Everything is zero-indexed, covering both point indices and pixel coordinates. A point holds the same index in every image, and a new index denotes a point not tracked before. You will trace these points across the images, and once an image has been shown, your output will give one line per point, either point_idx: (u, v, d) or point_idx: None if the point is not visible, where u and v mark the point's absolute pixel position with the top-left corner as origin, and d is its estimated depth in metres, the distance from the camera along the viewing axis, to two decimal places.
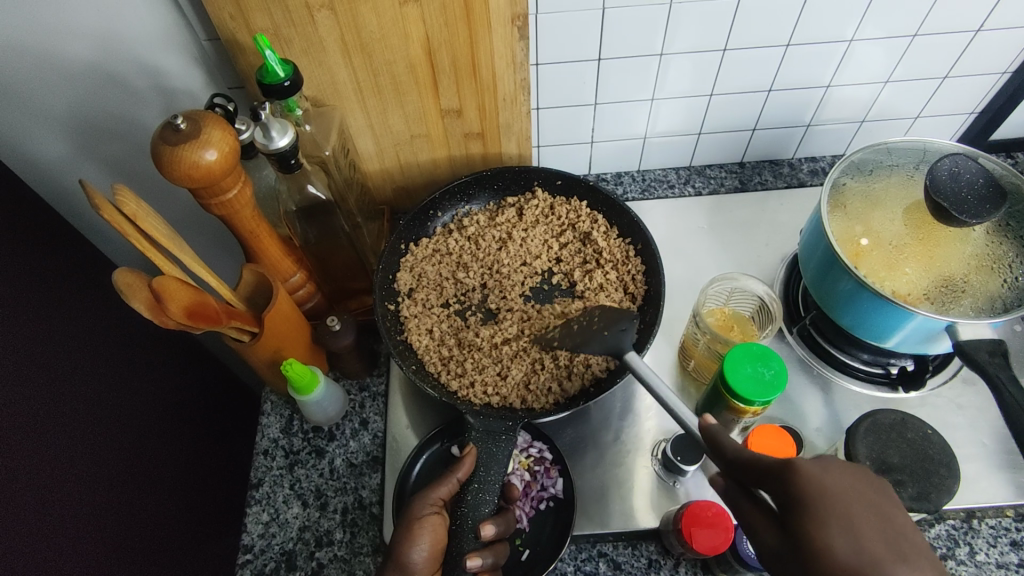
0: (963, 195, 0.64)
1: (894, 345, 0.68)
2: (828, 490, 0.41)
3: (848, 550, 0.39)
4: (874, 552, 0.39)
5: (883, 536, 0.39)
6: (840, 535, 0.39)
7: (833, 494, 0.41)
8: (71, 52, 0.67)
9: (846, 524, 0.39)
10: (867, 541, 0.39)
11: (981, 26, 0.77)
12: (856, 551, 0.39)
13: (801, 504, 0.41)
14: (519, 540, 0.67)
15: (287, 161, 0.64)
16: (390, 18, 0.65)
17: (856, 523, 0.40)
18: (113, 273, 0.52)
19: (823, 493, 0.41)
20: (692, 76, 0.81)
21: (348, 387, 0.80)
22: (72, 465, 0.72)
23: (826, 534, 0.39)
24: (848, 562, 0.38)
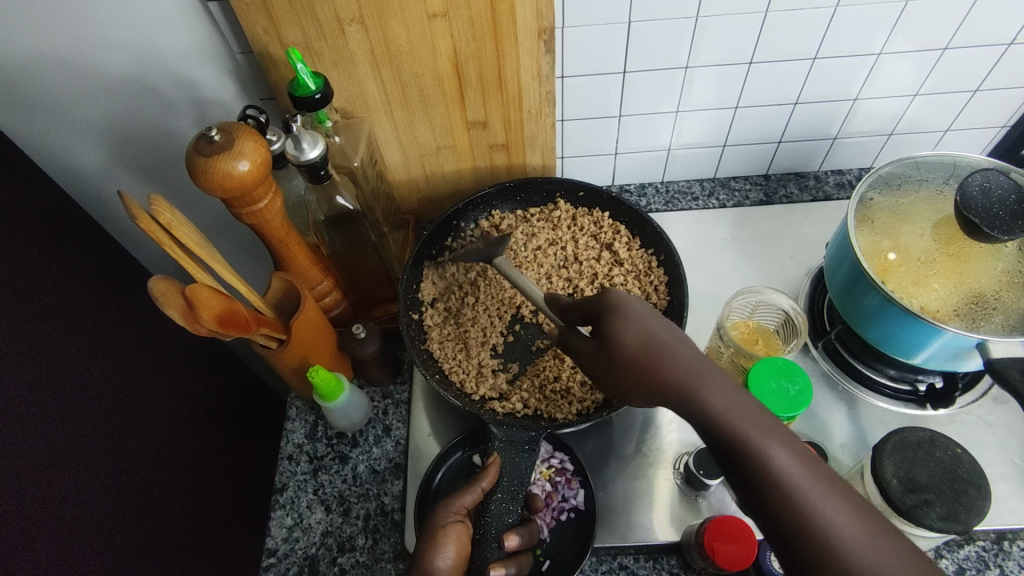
0: (994, 211, 0.63)
1: (921, 360, 0.67)
2: (626, 302, 0.50)
3: (637, 338, 0.47)
4: (659, 333, 0.47)
5: (667, 326, 0.48)
6: (634, 326, 0.48)
7: (626, 304, 0.49)
8: (110, 65, 0.69)
9: (639, 319, 0.48)
10: (656, 331, 0.47)
11: (1013, 39, 0.76)
12: (645, 333, 0.47)
13: (600, 320, 0.51)
14: (540, 551, 0.67)
15: (317, 172, 0.66)
16: (419, 32, 0.67)
17: (647, 321, 0.48)
18: (149, 280, 0.54)
19: (619, 306, 0.50)
20: (717, 89, 0.81)
21: (372, 394, 0.81)
22: (102, 466, 0.73)
23: (624, 326, 0.48)
24: (639, 346, 0.47)
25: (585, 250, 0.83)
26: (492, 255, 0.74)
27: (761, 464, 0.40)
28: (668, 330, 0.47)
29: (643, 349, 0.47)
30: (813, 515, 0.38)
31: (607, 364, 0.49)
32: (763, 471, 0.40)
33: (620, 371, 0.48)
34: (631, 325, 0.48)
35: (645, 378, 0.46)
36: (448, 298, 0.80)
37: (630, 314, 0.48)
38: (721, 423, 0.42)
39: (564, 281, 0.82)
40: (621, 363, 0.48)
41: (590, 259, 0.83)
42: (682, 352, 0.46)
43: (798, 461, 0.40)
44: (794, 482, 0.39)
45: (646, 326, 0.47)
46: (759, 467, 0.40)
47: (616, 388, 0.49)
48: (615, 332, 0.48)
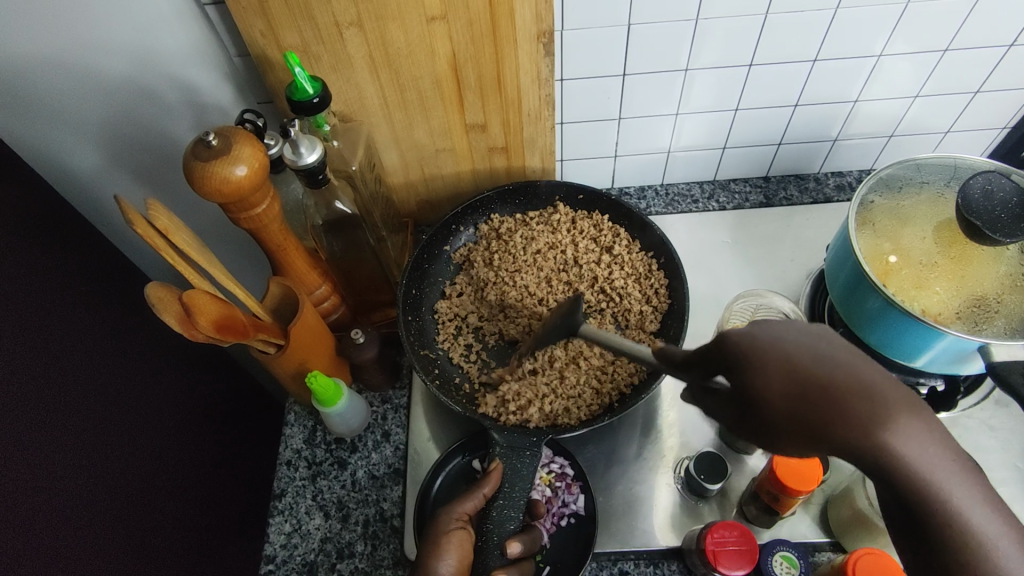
0: (996, 214, 0.63)
1: (923, 364, 0.67)
2: (752, 339, 0.34)
3: (786, 386, 0.32)
4: (819, 370, 0.32)
5: (812, 348, 0.33)
6: (776, 367, 0.32)
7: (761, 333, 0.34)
8: (107, 68, 0.69)
9: (776, 356, 0.33)
10: (809, 366, 0.32)
11: (1014, 40, 0.76)
12: (796, 374, 0.32)
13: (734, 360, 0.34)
14: (540, 557, 0.67)
15: (315, 177, 0.65)
16: (418, 35, 0.66)
17: (794, 360, 0.32)
18: (146, 287, 0.53)
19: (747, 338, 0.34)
20: (717, 91, 0.81)
21: (370, 399, 0.80)
22: (98, 471, 0.73)
23: (763, 377, 0.33)
24: (792, 396, 0.32)
25: (586, 254, 0.82)
26: (576, 328, 0.57)
27: (947, 522, 0.32)
28: (822, 359, 0.32)
29: (807, 400, 0.31)
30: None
31: (745, 423, 0.34)
32: (952, 542, 0.32)
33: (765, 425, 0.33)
34: (760, 362, 0.33)
35: (812, 438, 0.31)
36: (449, 305, 0.80)
37: (772, 348, 0.33)
38: (912, 480, 0.32)
39: (564, 284, 0.81)
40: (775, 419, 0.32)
41: (590, 262, 0.82)
42: (863, 398, 0.31)
43: (987, 510, 0.32)
44: (1019, 571, 0.31)
45: (791, 367, 0.32)
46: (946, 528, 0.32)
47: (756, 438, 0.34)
48: (755, 382, 0.33)
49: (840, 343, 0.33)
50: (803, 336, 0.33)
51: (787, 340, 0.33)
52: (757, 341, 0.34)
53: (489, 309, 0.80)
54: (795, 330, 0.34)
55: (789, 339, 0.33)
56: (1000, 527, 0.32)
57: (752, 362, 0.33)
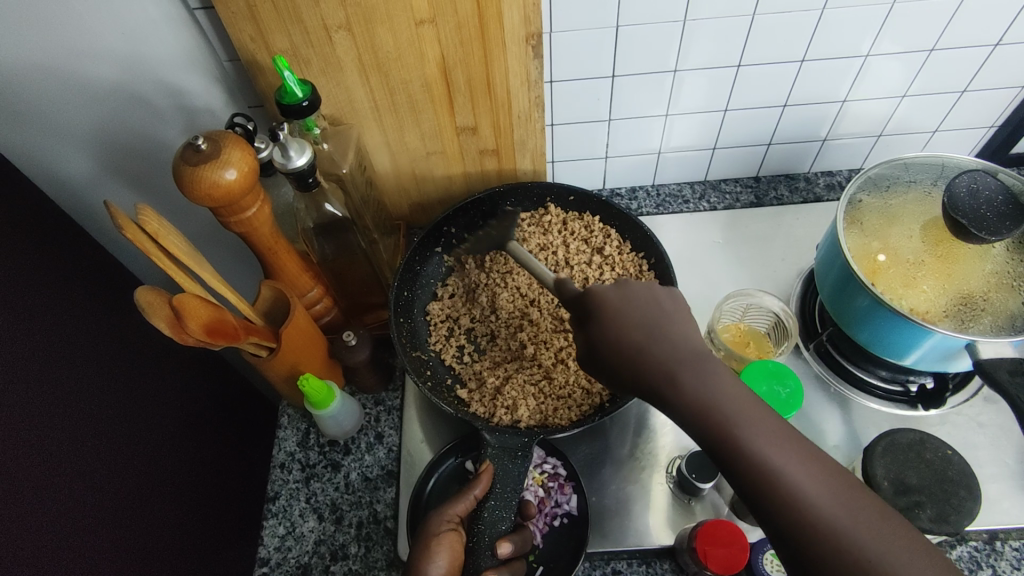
0: (981, 213, 0.63)
1: (912, 362, 0.67)
2: (605, 300, 0.53)
3: (614, 335, 0.51)
4: (634, 332, 0.51)
5: (645, 310, 0.52)
6: (613, 326, 0.52)
7: (613, 300, 0.53)
8: (97, 74, 0.69)
9: (613, 319, 0.52)
10: (631, 325, 0.51)
11: (1000, 40, 0.76)
12: (623, 332, 0.51)
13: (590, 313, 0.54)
14: (534, 557, 0.67)
15: (305, 180, 0.65)
16: (406, 38, 0.66)
17: (624, 319, 0.52)
18: (136, 291, 0.53)
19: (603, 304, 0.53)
20: (706, 92, 0.81)
21: (364, 401, 0.80)
22: (92, 477, 0.73)
23: (602, 328, 0.52)
24: (619, 342, 0.51)
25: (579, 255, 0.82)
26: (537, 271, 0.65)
27: (739, 448, 0.43)
28: (640, 314, 0.52)
29: (622, 352, 0.51)
30: (801, 496, 0.41)
31: (598, 364, 0.53)
32: (749, 466, 0.43)
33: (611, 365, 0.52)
34: (602, 318, 0.53)
35: (631, 373, 0.50)
36: (441, 307, 0.81)
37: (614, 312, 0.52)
38: (701, 409, 0.45)
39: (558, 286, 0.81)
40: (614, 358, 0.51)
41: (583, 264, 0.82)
42: (661, 344, 0.49)
43: (781, 444, 0.43)
44: (790, 480, 0.42)
45: (620, 327, 0.51)
46: (744, 457, 0.43)
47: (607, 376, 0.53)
48: (601, 332, 0.52)
49: (662, 309, 0.52)
50: (639, 302, 0.53)
51: (629, 308, 0.52)
52: (607, 305, 0.53)
53: (480, 312, 0.80)
54: (638, 295, 0.53)
55: (629, 305, 0.52)
56: (788, 452, 0.43)
57: (599, 320, 0.53)
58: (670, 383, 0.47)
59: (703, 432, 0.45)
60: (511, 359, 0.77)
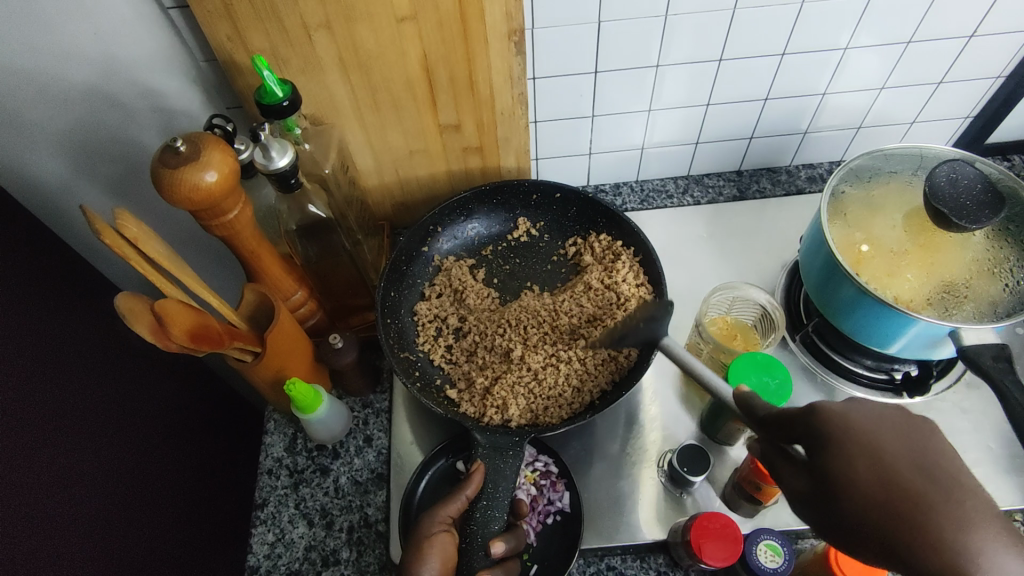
0: (961, 201, 0.64)
1: (897, 350, 0.68)
2: (849, 422, 0.35)
3: (874, 483, 0.33)
4: (907, 479, 0.33)
5: (913, 445, 0.34)
6: (865, 466, 0.34)
7: (862, 423, 0.35)
8: (70, 76, 0.67)
9: (866, 454, 0.34)
10: (900, 472, 0.33)
11: (974, 31, 0.77)
12: (888, 477, 0.33)
13: (824, 441, 0.36)
14: (527, 555, 0.67)
15: (287, 181, 0.64)
16: (388, 35, 0.66)
17: (883, 452, 0.34)
18: (115, 298, 0.52)
19: (847, 426, 0.35)
20: (688, 87, 0.82)
21: (351, 404, 0.79)
22: (73, 487, 0.71)
23: (850, 468, 0.34)
24: (879, 494, 0.33)
25: None
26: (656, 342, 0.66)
27: None
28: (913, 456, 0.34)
29: (889, 506, 0.33)
30: None
31: (827, 519, 0.35)
32: None
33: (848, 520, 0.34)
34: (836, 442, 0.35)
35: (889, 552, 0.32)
36: (429, 307, 0.80)
37: (870, 444, 0.34)
38: None
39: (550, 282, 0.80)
40: (865, 516, 0.33)
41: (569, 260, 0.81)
42: (957, 508, 0.32)
43: None
44: None
45: (884, 470, 0.33)
46: None
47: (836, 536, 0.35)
48: (844, 473, 0.34)
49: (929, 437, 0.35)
50: (903, 432, 0.35)
51: (885, 432, 0.35)
52: (853, 429, 0.35)
53: (468, 311, 0.80)
54: (886, 417, 0.36)
55: (885, 432, 0.35)
56: None
57: (838, 452, 0.35)
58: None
59: None
60: (500, 359, 0.76)
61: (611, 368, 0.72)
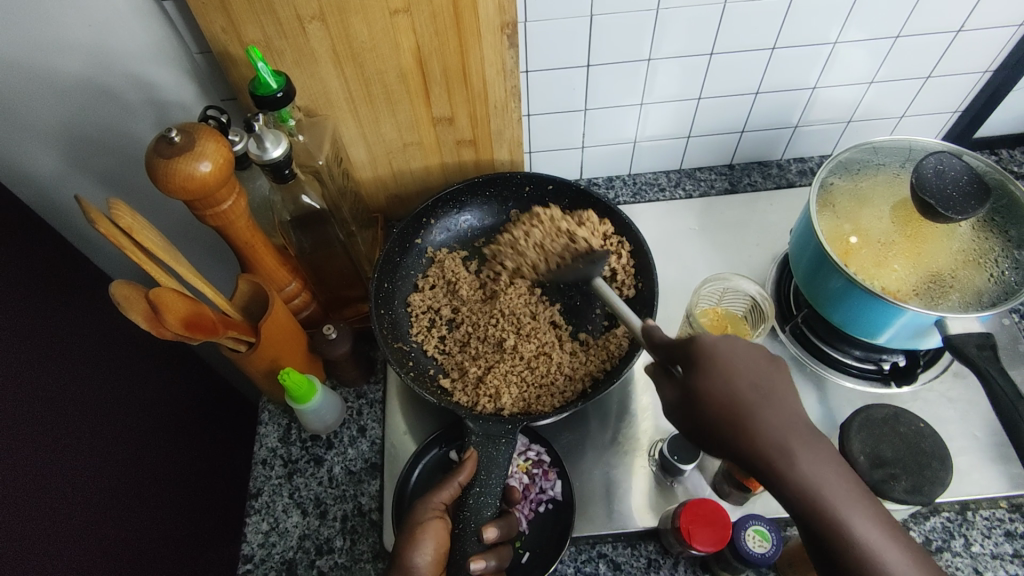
0: (947, 192, 0.65)
1: (885, 340, 0.69)
2: (715, 351, 0.49)
3: (722, 393, 0.47)
4: (742, 392, 0.47)
5: (753, 370, 0.48)
6: (720, 381, 0.48)
7: (724, 350, 0.49)
8: (64, 68, 0.68)
9: (719, 372, 0.48)
10: (739, 385, 0.47)
11: (962, 26, 0.78)
12: (731, 389, 0.47)
13: (694, 362, 0.49)
14: (519, 543, 0.67)
15: (281, 172, 0.65)
16: (381, 28, 0.66)
17: (731, 371, 0.48)
18: (110, 286, 0.52)
19: (713, 355, 0.48)
20: (680, 81, 0.82)
21: (345, 394, 0.80)
22: (67, 477, 0.71)
23: (708, 381, 0.48)
24: (724, 403, 0.47)
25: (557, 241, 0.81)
26: (591, 276, 0.69)
27: (841, 534, 0.43)
28: (754, 381, 0.47)
29: (727, 410, 0.47)
30: (846, 524, 0.43)
31: (689, 418, 0.49)
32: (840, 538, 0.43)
33: (709, 428, 0.48)
34: (701, 361, 0.48)
35: (721, 440, 0.47)
36: (422, 298, 0.80)
37: (724, 366, 0.48)
38: (806, 493, 0.44)
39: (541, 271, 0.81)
40: (715, 419, 0.47)
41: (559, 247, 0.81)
42: (769, 411, 0.46)
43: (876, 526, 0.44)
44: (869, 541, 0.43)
45: (730, 383, 0.47)
46: (838, 536, 0.43)
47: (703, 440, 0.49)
48: (702, 383, 0.48)
49: (766, 366, 0.48)
50: (749, 361, 0.49)
51: (735, 356, 0.48)
52: (718, 355, 0.48)
53: (461, 303, 0.81)
54: (743, 348, 0.49)
55: (735, 357, 0.48)
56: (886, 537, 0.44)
57: (701, 369, 0.48)
58: (785, 458, 0.45)
59: (801, 514, 0.45)
60: (493, 348, 0.76)
61: (571, 254, 0.73)
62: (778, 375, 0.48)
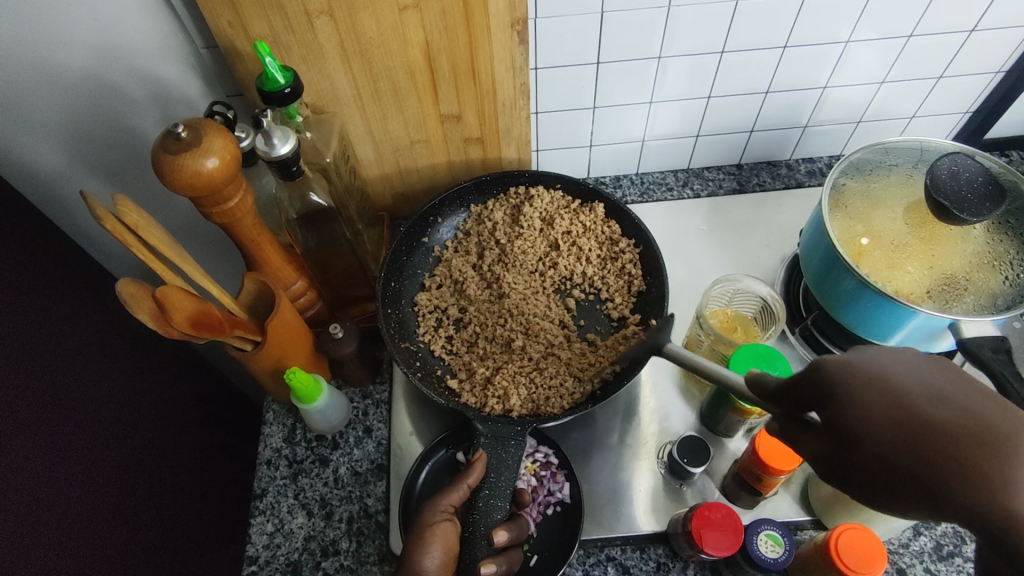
0: (962, 193, 0.64)
1: (896, 342, 0.68)
2: (855, 368, 0.37)
3: (896, 428, 0.34)
4: (940, 419, 0.33)
5: (921, 379, 0.35)
6: (889, 407, 0.35)
7: (869, 367, 0.36)
8: (69, 63, 0.67)
9: (875, 397, 0.35)
10: (921, 409, 0.34)
11: (975, 26, 0.78)
12: (912, 416, 0.34)
13: (835, 391, 0.36)
14: (527, 546, 0.67)
15: (289, 169, 0.64)
16: (390, 23, 0.65)
17: (897, 391, 0.35)
18: (116, 284, 0.51)
19: (857, 374, 0.36)
20: (690, 79, 0.82)
21: (351, 394, 0.79)
22: (70, 477, 0.71)
23: (865, 411, 0.35)
24: (903, 441, 0.34)
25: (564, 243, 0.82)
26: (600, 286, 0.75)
27: None
28: (934, 401, 0.34)
29: (913, 447, 0.33)
30: None
31: (849, 463, 0.35)
32: None
33: (878, 466, 0.34)
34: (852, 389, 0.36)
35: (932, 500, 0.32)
36: (429, 297, 0.80)
37: (880, 384, 0.36)
38: None
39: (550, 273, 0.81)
40: (897, 462, 0.34)
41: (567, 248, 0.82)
42: (996, 453, 0.32)
43: None
44: None
45: (908, 410, 0.34)
46: None
47: (865, 483, 0.35)
48: (862, 418, 0.35)
49: (944, 379, 0.35)
50: (918, 375, 0.36)
51: (889, 372, 0.36)
52: (866, 372, 0.36)
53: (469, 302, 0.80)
54: (895, 359, 0.37)
55: (885, 370, 0.36)
56: None
57: (851, 397, 0.36)
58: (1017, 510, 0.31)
59: None
60: (502, 348, 0.76)
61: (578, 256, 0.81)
62: (953, 384, 0.35)
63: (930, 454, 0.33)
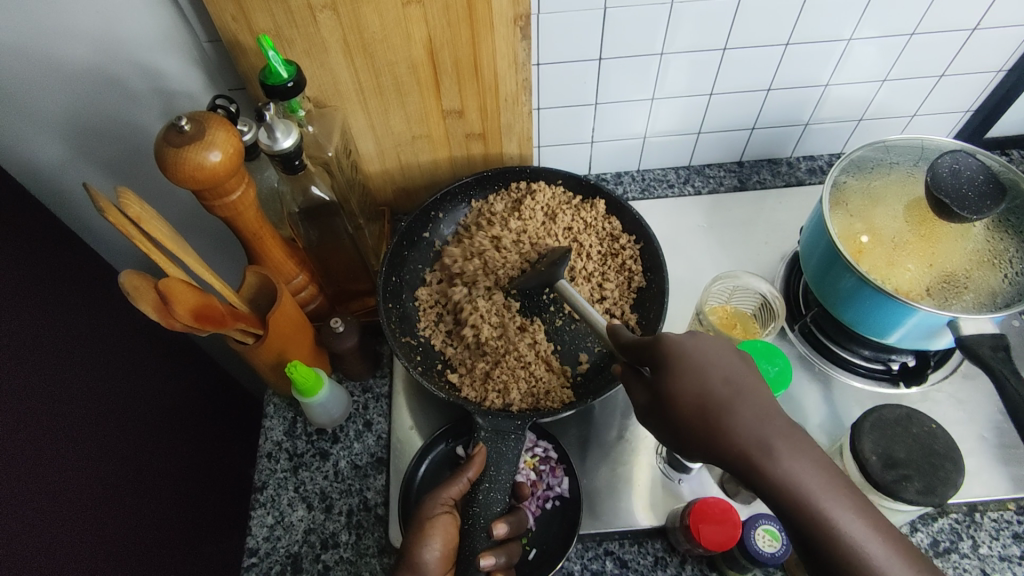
0: (963, 191, 0.64)
1: (895, 340, 0.68)
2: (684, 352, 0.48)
3: (693, 394, 0.46)
4: (715, 389, 0.46)
5: (721, 363, 0.48)
6: (693, 380, 0.47)
7: (692, 354, 0.48)
8: (71, 56, 0.67)
9: (691, 374, 0.47)
10: (713, 385, 0.46)
11: (977, 25, 0.78)
12: (704, 388, 0.46)
13: (661, 365, 0.49)
14: (525, 540, 0.67)
15: (291, 162, 0.64)
16: (393, 18, 0.65)
17: (703, 371, 0.47)
18: (120, 275, 0.52)
19: (681, 354, 0.48)
20: (691, 76, 0.82)
21: (351, 388, 0.80)
22: (70, 469, 0.71)
23: (681, 383, 0.47)
24: (695, 404, 0.46)
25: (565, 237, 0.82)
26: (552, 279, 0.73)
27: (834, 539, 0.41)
28: (724, 381, 0.46)
29: (698, 408, 0.46)
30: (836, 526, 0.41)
31: (662, 419, 0.49)
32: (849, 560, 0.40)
33: (674, 426, 0.48)
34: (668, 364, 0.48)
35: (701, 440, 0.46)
36: (430, 292, 0.80)
37: (693, 365, 0.47)
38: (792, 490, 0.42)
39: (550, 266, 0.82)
40: (687, 419, 0.47)
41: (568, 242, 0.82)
42: (747, 411, 0.45)
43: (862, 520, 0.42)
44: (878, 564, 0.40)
45: (703, 384, 0.46)
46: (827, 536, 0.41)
47: (671, 435, 0.48)
48: (671, 385, 0.47)
49: (740, 365, 0.48)
50: (718, 358, 0.48)
51: (702, 355, 0.48)
52: (686, 355, 0.48)
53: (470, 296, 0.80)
54: (710, 345, 0.49)
55: (703, 355, 0.48)
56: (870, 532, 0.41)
57: (673, 371, 0.48)
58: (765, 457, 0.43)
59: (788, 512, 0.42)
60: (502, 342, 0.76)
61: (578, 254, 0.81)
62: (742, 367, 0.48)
63: (710, 415, 0.46)
